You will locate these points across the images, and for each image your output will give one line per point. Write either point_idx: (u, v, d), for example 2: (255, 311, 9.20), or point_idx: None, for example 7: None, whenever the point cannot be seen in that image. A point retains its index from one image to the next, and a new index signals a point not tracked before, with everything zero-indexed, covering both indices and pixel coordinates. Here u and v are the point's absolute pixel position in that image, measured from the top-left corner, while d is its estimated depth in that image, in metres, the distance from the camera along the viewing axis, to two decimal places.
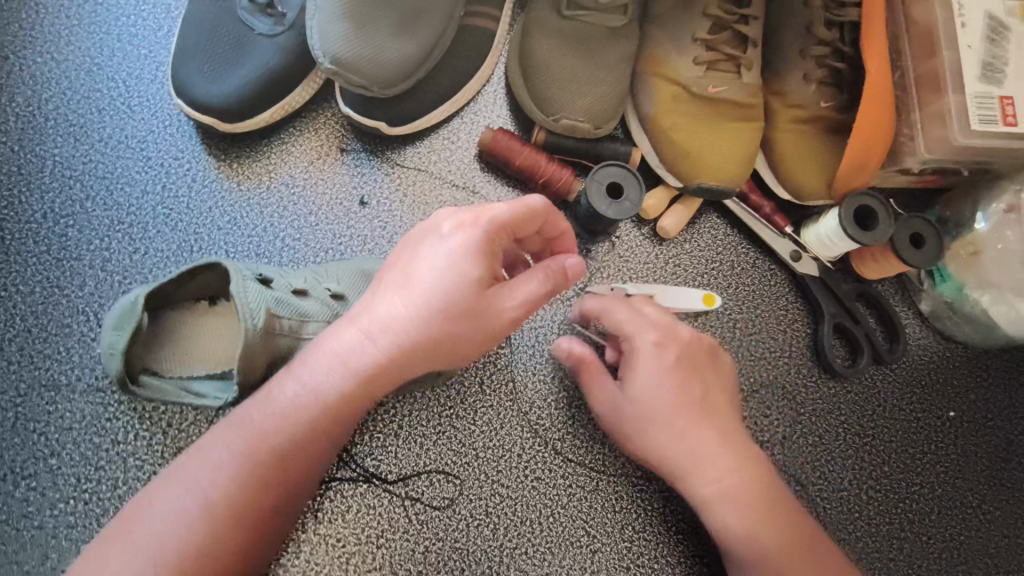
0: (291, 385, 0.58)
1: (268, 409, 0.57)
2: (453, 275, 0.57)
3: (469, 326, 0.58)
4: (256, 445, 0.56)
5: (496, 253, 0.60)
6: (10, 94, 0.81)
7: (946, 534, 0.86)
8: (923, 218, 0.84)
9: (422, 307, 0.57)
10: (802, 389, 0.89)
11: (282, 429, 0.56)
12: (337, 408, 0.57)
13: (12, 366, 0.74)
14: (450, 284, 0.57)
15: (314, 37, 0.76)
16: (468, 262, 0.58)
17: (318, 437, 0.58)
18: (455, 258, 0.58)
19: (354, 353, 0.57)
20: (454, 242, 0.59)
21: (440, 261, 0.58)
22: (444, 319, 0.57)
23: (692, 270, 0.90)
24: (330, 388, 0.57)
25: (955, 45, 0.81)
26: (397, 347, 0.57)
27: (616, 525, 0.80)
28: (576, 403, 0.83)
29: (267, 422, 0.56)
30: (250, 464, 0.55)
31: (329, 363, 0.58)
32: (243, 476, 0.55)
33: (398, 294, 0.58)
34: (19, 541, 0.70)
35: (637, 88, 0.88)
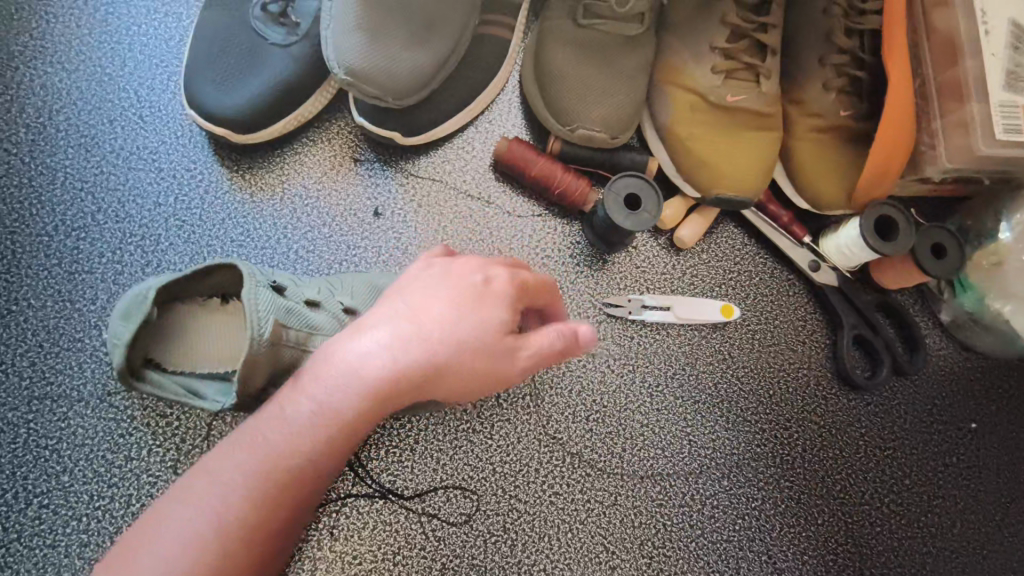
0: (303, 401, 0.52)
1: (280, 426, 0.52)
2: (484, 315, 0.56)
3: (487, 370, 0.56)
4: (270, 464, 0.51)
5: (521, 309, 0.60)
6: (20, 106, 0.81)
7: (970, 548, 0.84)
8: (945, 228, 0.82)
9: (449, 335, 0.54)
10: (823, 402, 0.87)
11: (297, 448, 0.51)
12: (348, 430, 0.52)
13: (23, 382, 0.73)
14: (481, 322, 0.56)
15: (328, 48, 0.75)
16: (502, 310, 0.57)
17: (330, 459, 0.52)
18: (488, 300, 0.57)
19: (371, 369, 0.52)
20: (488, 287, 0.58)
21: (470, 297, 0.56)
22: (466, 352, 0.55)
23: (709, 280, 0.89)
24: (343, 407, 0.52)
25: (978, 52, 0.80)
26: (415, 371, 0.53)
27: (635, 541, 0.79)
28: (593, 417, 0.82)
29: (279, 439, 0.51)
30: (264, 482, 0.50)
31: (342, 380, 0.52)
32: (256, 495, 0.50)
33: (422, 317, 0.55)
34: (31, 559, 0.69)
35: (653, 97, 0.86)
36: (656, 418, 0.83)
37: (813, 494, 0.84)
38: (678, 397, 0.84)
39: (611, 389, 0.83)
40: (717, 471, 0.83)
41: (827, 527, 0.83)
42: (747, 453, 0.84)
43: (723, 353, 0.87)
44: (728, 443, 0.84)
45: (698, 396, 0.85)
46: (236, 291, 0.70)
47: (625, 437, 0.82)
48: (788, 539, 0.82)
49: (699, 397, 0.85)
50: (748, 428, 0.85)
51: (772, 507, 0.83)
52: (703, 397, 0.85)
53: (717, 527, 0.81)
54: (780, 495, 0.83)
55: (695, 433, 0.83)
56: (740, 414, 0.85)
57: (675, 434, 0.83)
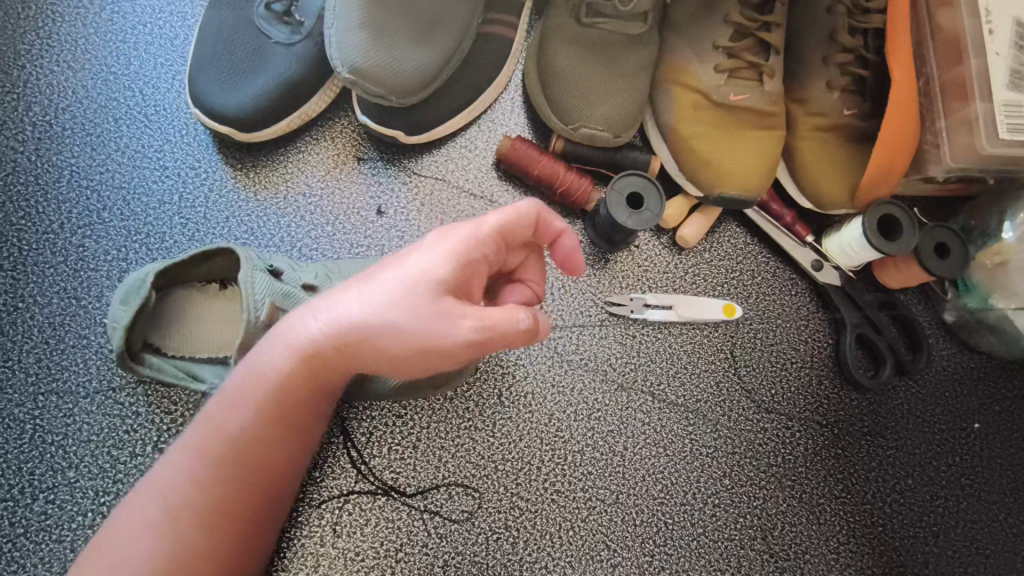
0: (239, 378, 0.56)
1: (218, 405, 0.56)
2: (419, 267, 0.54)
3: (422, 330, 0.52)
4: (214, 447, 0.55)
5: (472, 271, 0.57)
6: (26, 104, 0.81)
7: (972, 548, 0.84)
8: (947, 227, 0.82)
9: (376, 291, 0.54)
10: (825, 401, 0.87)
11: (232, 423, 0.55)
12: (278, 402, 0.55)
13: (29, 378, 0.74)
14: (412, 275, 0.54)
15: (333, 46, 0.75)
16: (439, 262, 0.55)
17: (272, 435, 0.56)
18: (425, 253, 0.55)
19: (299, 337, 0.54)
20: (430, 242, 0.56)
21: (408, 254, 0.56)
22: (389, 306, 0.53)
23: (712, 279, 0.89)
24: (273, 379, 0.55)
25: (982, 53, 0.79)
26: (343, 335, 0.53)
27: (636, 540, 0.79)
28: (595, 415, 0.82)
29: (218, 415, 0.56)
30: (207, 461, 0.55)
31: (273, 352, 0.55)
32: (202, 473, 0.55)
33: (361, 281, 0.55)
34: (36, 554, 0.69)
35: (657, 96, 0.86)
36: (658, 417, 0.83)
37: (815, 493, 0.84)
38: (679, 396, 0.84)
39: (613, 388, 0.84)
40: (720, 469, 0.83)
41: (828, 526, 0.83)
42: (748, 452, 0.84)
43: (725, 352, 0.87)
44: (729, 442, 0.84)
45: (700, 395, 0.85)
46: (234, 278, 0.71)
47: (626, 436, 0.82)
48: (789, 538, 0.82)
49: (701, 396, 0.85)
50: (750, 427, 0.85)
51: (773, 506, 0.83)
52: (705, 396, 0.85)
53: (718, 525, 0.81)
54: (781, 494, 0.83)
55: (697, 433, 0.84)
56: (742, 413, 0.85)
57: (676, 433, 0.83)
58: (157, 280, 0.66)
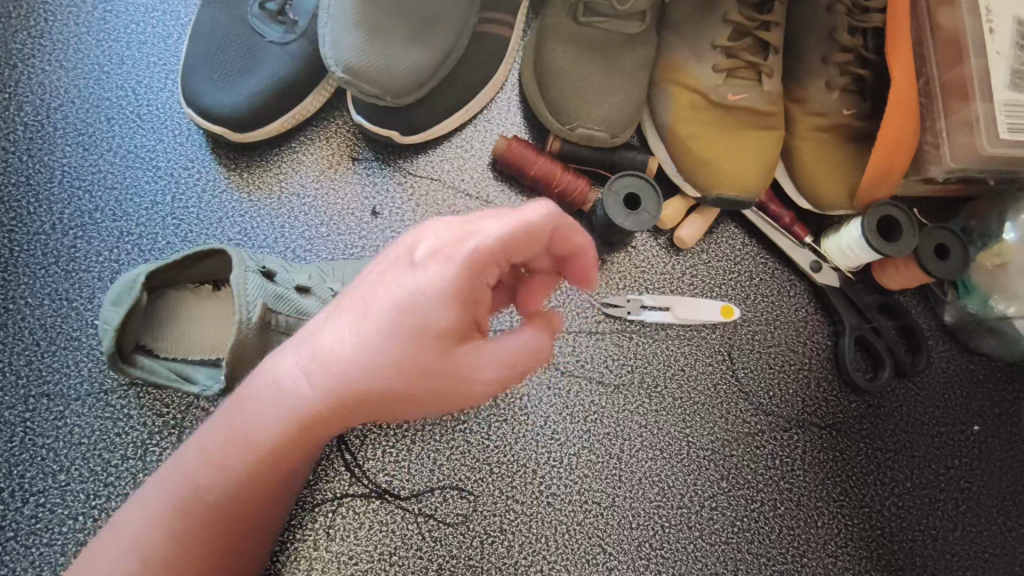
0: (225, 427, 0.51)
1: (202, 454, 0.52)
2: (417, 321, 0.47)
3: (433, 387, 0.49)
4: (197, 489, 0.51)
5: (477, 303, 0.50)
6: (18, 104, 0.80)
7: (970, 552, 0.84)
8: (948, 228, 0.81)
9: (371, 353, 0.47)
10: (823, 404, 0.86)
11: (217, 478, 0.51)
12: (270, 461, 0.51)
13: (20, 380, 0.73)
14: (414, 326, 0.47)
15: (326, 45, 0.74)
16: (442, 310, 0.48)
17: (262, 478, 0.52)
18: (420, 298, 0.47)
19: (294, 395, 0.48)
20: (429, 280, 0.48)
21: (401, 295, 0.48)
22: (389, 372, 0.47)
23: (709, 281, 0.88)
24: (263, 440, 0.50)
25: (983, 52, 0.78)
26: (343, 398, 0.48)
27: (632, 543, 0.79)
28: (592, 417, 0.82)
29: (202, 466, 0.51)
30: (193, 510, 0.51)
31: (264, 408, 0.49)
32: (187, 522, 0.51)
33: (356, 328, 0.48)
34: (26, 558, 0.69)
35: (654, 96, 0.86)
36: (654, 420, 0.83)
37: (813, 497, 0.83)
38: (676, 398, 0.84)
39: (610, 390, 0.83)
40: (717, 472, 0.82)
41: (827, 529, 0.82)
42: (746, 455, 0.83)
43: (723, 354, 0.86)
44: (727, 445, 0.83)
45: (697, 397, 0.84)
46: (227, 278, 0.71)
47: (623, 438, 0.82)
48: (787, 541, 0.81)
49: (699, 398, 0.84)
50: (748, 430, 0.84)
51: (771, 509, 0.82)
52: (702, 398, 0.84)
53: (715, 529, 0.81)
54: (779, 497, 0.83)
55: (694, 435, 0.83)
56: (739, 416, 0.85)
57: (673, 436, 0.82)
58: (148, 281, 0.66)
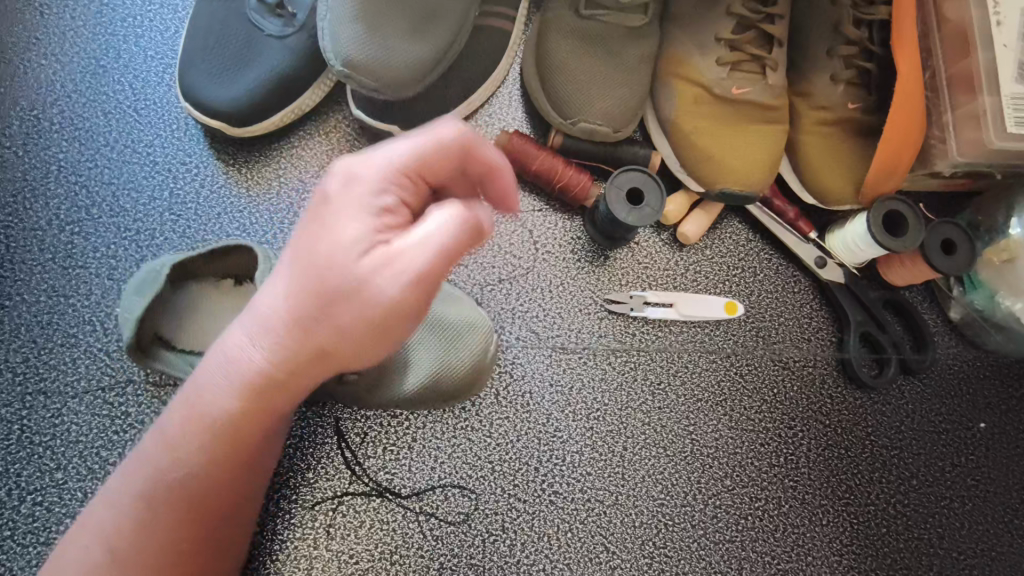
0: (179, 409, 0.50)
1: (156, 443, 0.51)
2: (327, 253, 0.45)
3: (353, 311, 0.45)
4: (156, 484, 0.51)
5: (395, 216, 0.47)
6: (14, 98, 0.80)
7: (977, 550, 0.83)
8: (954, 223, 0.80)
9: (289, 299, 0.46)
10: (828, 400, 0.85)
11: (172, 470, 0.51)
12: (221, 439, 0.50)
13: (16, 378, 0.73)
14: (326, 249, 0.45)
15: (326, 38, 0.73)
16: (351, 232, 0.45)
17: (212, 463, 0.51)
18: (327, 232, 0.45)
19: (238, 358, 0.48)
20: (336, 215, 0.46)
21: (315, 237, 0.46)
22: (309, 311, 0.46)
23: (713, 277, 0.87)
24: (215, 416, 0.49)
25: (989, 44, 0.77)
26: (282, 344, 0.46)
27: (636, 542, 0.78)
28: (594, 415, 0.81)
29: (157, 455, 0.51)
30: (150, 502, 0.51)
31: (212, 384, 0.49)
32: (145, 516, 0.51)
33: (277, 274, 0.47)
34: (24, 557, 0.68)
35: (657, 90, 0.85)
36: (657, 417, 0.82)
37: (817, 495, 0.82)
38: (680, 395, 0.83)
39: (612, 387, 0.82)
40: (721, 470, 0.81)
41: (832, 527, 0.82)
42: (750, 453, 0.83)
43: (726, 351, 0.85)
44: (731, 443, 0.82)
45: (700, 394, 0.83)
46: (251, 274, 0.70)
47: (626, 436, 0.81)
48: (791, 540, 0.81)
49: (702, 395, 0.83)
50: (751, 427, 0.83)
51: (775, 507, 0.81)
52: (706, 395, 0.83)
53: (720, 527, 0.80)
54: (784, 496, 0.82)
55: (698, 432, 0.82)
56: (743, 413, 0.84)
57: (676, 433, 0.82)
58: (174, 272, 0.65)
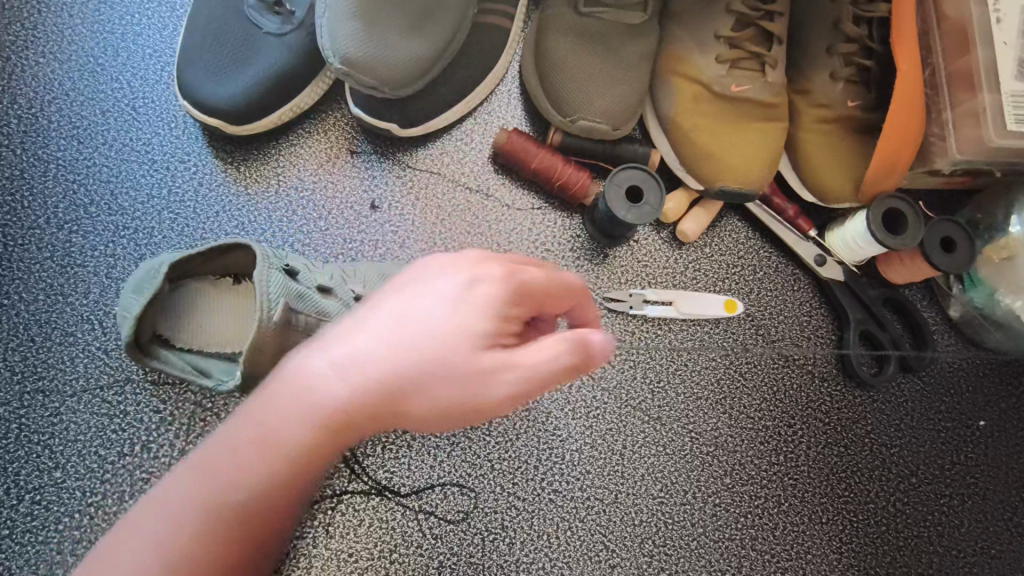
0: (248, 427, 0.46)
1: (221, 460, 0.46)
2: (456, 324, 0.47)
3: (463, 388, 0.47)
4: (213, 504, 0.45)
5: (516, 313, 0.49)
6: (12, 96, 0.79)
7: (976, 548, 0.83)
8: (954, 221, 0.80)
9: (407, 354, 0.46)
10: (828, 398, 0.85)
11: (235, 493, 0.45)
12: (290, 472, 0.46)
13: (14, 376, 0.73)
14: (461, 329, 0.47)
15: (325, 36, 0.73)
16: (478, 319, 0.47)
17: (272, 496, 0.46)
18: (462, 308, 0.47)
19: (322, 391, 0.45)
20: (468, 299, 0.48)
21: (445, 307, 0.47)
22: (425, 370, 0.46)
23: (712, 275, 0.87)
24: (290, 446, 0.45)
25: (989, 42, 0.77)
26: (382, 392, 0.46)
27: (635, 540, 0.78)
28: (594, 414, 0.81)
29: (222, 475, 0.45)
30: (206, 522, 0.44)
31: (290, 412, 0.45)
32: (200, 537, 0.44)
33: (392, 323, 0.46)
34: (22, 556, 0.68)
35: (656, 87, 0.85)
36: (657, 415, 0.82)
37: (817, 493, 0.82)
38: (680, 393, 0.83)
39: (611, 385, 0.82)
40: (720, 468, 0.81)
41: (832, 525, 0.82)
42: (750, 451, 0.82)
43: (725, 349, 0.85)
44: (730, 441, 0.82)
45: (700, 392, 0.83)
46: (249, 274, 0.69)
47: (625, 434, 0.81)
48: (791, 538, 0.81)
49: (701, 394, 0.83)
50: (751, 426, 0.83)
51: (775, 505, 0.81)
52: (705, 393, 0.83)
53: (719, 525, 0.80)
54: (784, 494, 0.82)
55: (698, 430, 0.82)
56: (743, 411, 0.84)
57: (676, 432, 0.82)
58: (173, 271, 0.64)
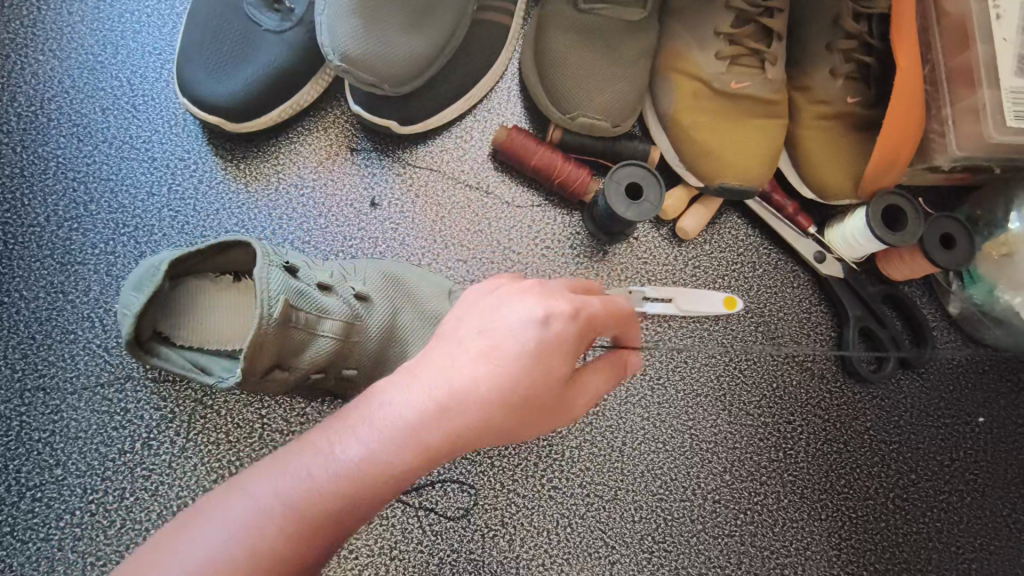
0: (354, 446, 0.46)
1: (318, 464, 0.46)
2: (546, 363, 0.50)
3: (540, 416, 0.52)
4: (304, 504, 0.44)
5: (583, 344, 0.53)
6: (12, 94, 0.79)
7: (975, 544, 0.83)
8: (954, 218, 0.80)
9: (503, 391, 0.49)
10: (828, 395, 0.85)
11: (329, 501, 0.45)
12: (386, 490, 0.46)
13: (15, 374, 0.73)
14: (545, 368, 0.50)
15: (324, 33, 0.73)
16: (561, 359, 0.51)
17: (364, 512, 0.46)
18: (546, 348, 0.50)
19: (422, 418, 0.47)
20: (550, 336, 0.50)
21: (530, 344, 0.50)
22: (515, 403, 0.49)
23: (712, 272, 0.87)
24: (394, 467, 0.46)
25: (989, 38, 0.77)
26: (481, 422, 0.48)
27: (635, 536, 0.78)
28: (593, 411, 0.81)
29: (318, 481, 0.45)
30: (297, 519, 0.44)
31: (391, 435, 0.47)
32: (284, 534, 0.43)
33: (483, 360, 0.49)
34: (23, 553, 0.68)
35: (656, 84, 0.84)
36: (657, 411, 0.82)
37: (817, 489, 0.82)
38: (680, 390, 0.83)
39: None
40: (720, 464, 0.82)
41: (830, 521, 0.82)
42: (749, 447, 0.83)
43: (725, 345, 0.85)
44: (730, 437, 0.83)
45: (699, 388, 0.83)
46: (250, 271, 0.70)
47: (625, 431, 0.81)
48: (791, 534, 0.81)
49: (701, 390, 0.83)
50: (751, 422, 0.83)
51: (774, 502, 0.81)
52: (705, 390, 0.83)
53: (719, 521, 0.80)
54: (783, 490, 0.82)
55: (697, 427, 0.82)
56: (743, 407, 0.84)
57: (676, 429, 0.82)
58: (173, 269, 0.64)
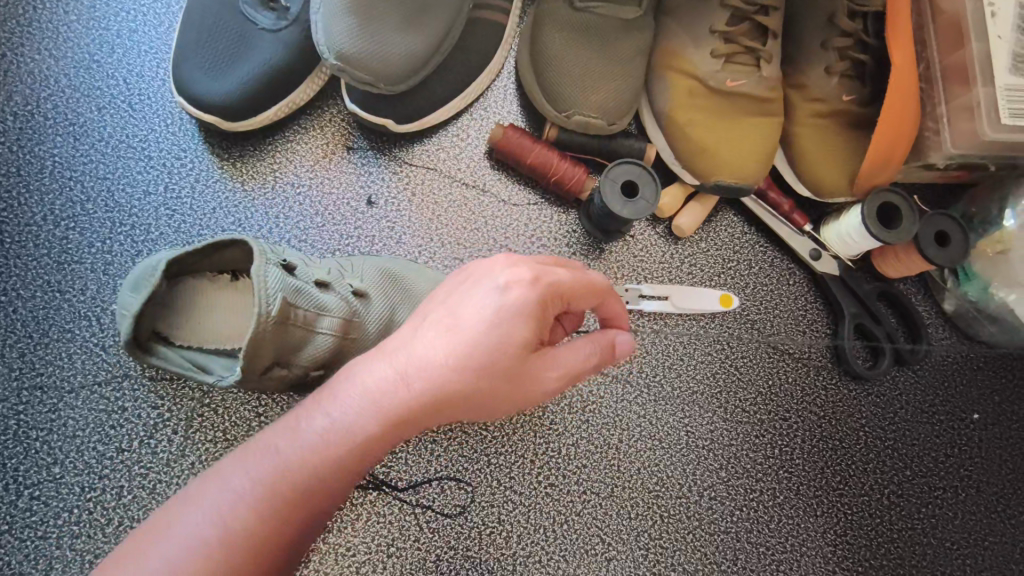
0: (320, 421, 0.49)
1: (287, 442, 0.48)
2: (505, 329, 0.50)
3: (509, 387, 0.51)
4: (277, 480, 0.47)
5: (548, 313, 0.53)
6: (8, 93, 0.79)
7: (970, 540, 0.83)
8: (949, 215, 0.81)
9: (461, 358, 0.49)
10: (823, 392, 0.86)
11: (299, 476, 0.47)
12: (352, 462, 0.48)
13: (12, 373, 0.73)
14: (504, 334, 0.50)
15: (319, 31, 0.73)
16: (522, 323, 0.50)
17: (333, 485, 0.48)
18: (503, 314, 0.50)
19: (384, 390, 0.49)
20: (508, 302, 0.50)
21: (490, 312, 0.50)
22: (476, 372, 0.49)
23: (708, 269, 0.88)
24: (357, 438, 0.48)
25: (984, 36, 0.77)
26: (440, 391, 0.49)
27: (632, 533, 0.79)
28: (590, 408, 0.81)
29: (287, 457, 0.48)
30: (268, 498, 0.46)
31: (354, 406, 0.49)
32: (259, 514, 0.46)
33: (444, 330, 0.50)
34: (22, 551, 0.68)
35: (651, 83, 0.85)
36: (653, 409, 0.82)
37: (812, 486, 0.83)
38: (676, 387, 0.83)
39: (608, 380, 0.82)
40: (716, 461, 0.82)
41: (825, 518, 0.82)
42: (745, 444, 0.83)
43: (721, 343, 0.86)
44: (726, 434, 0.83)
45: (695, 385, 0.84)
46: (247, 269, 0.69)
47: (622, 428, 0.81)
48: (786, 530, 0.81)
49: (697, 388, 0.84)
50: (747, 419, 0.84)
51: (770, 498, 0.82)
52: (701, 388, 0.84)
53: (715, 518, 0.80)
54: (779, 487, 0.82)
55: (693, 424, 0.82)
56: (739, 404, 0.84)
57: (672, 426, 0.82)
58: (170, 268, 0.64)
